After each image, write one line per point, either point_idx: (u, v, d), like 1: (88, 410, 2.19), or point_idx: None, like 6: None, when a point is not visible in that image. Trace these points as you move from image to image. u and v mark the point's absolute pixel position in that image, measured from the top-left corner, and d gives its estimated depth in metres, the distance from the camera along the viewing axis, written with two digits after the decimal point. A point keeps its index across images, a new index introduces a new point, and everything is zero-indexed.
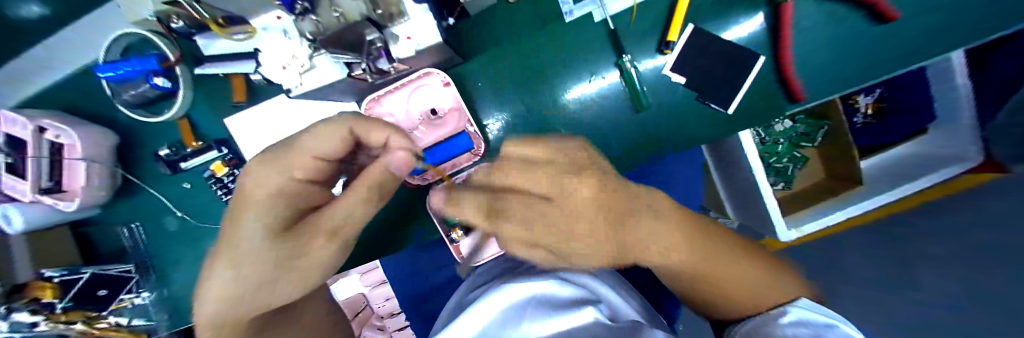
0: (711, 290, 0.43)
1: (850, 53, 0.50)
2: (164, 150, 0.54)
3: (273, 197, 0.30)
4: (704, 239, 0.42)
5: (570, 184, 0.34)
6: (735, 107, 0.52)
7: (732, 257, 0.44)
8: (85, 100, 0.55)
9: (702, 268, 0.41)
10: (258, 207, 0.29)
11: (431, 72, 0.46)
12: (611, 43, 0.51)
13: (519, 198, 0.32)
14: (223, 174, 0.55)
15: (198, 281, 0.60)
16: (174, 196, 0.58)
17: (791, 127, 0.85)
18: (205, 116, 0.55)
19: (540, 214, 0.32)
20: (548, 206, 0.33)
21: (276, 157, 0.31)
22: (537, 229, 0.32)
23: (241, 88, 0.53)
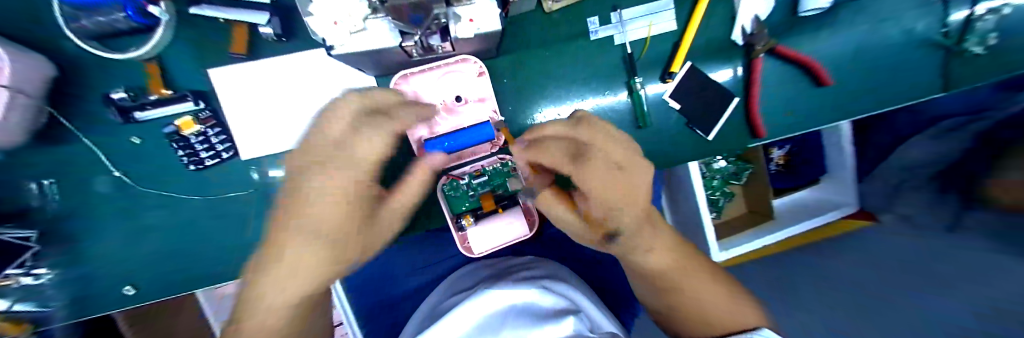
0: (676, 294, 0.49)
1: (794, 107, 0.64)
2: (119, 93, 0.45)
3: (343, 169, 0.41)
4: (677, 247, 0.52)
5: (625, 152, 0.47)
6: (713, 136, 0.62)
7: (698, 273, 0.50)
8: (36, 24, 0.44)
9: (669, 270, 0.50)
10: (344, 189, 0.41)
11: (468, 58, 0.48)
12: (624, 65, 0.58)
13: (598, 156, 0.45)
14: (192, 132, 0.47)
15: (124, 260, 0.51)
16: (117, 152, 0.48)
17: (726, 166, 1.00)
18: (186, 64, 0.47)
19: (610, 174, 0.45)
20: (618, 170, 0.46)
21: (351, 149, 0.41)
22: (612, 180, 0.45)
23: (243, 39, 0.47)
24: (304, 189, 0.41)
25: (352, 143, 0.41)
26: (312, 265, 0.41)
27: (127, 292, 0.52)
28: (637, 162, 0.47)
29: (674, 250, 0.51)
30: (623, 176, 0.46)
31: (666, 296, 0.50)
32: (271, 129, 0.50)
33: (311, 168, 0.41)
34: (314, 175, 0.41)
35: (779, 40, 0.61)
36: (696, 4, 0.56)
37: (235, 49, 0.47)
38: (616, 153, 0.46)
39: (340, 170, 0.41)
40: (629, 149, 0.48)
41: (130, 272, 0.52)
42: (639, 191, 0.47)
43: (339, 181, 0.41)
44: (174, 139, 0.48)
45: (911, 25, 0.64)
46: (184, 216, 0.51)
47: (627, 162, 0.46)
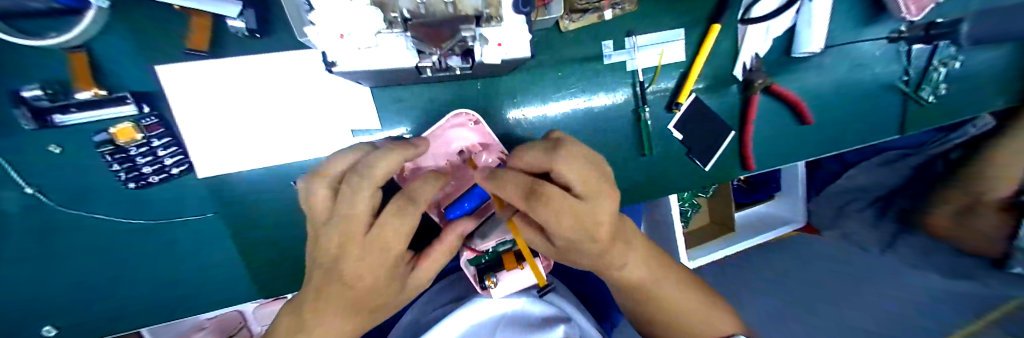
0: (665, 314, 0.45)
1: (780, 135, 0.67)
2: (33, 90, 0.35)
3: (355, 254, 0.34)
4: (647, 256, 0.44)
5: (600, 180, 0.33)
6: (710, 166, 0.64)
7: (675, 283, 0.46)
8: None
9: (642, 282, 0.43)
10: (356, 270, 0.35)
11: (462, 112, 0.44)
12: (633, 94, 0.57)
13: (553, 187, 0.32)
14: (130, 143, 0.38)
15: (39, 294, 0.42)
16: (24, 163, 0.38)
17: None
18: (123, 56, 0.38)
19: (571, 211, 0.32)
20: (577, 204, 0.32)
21: (345, 206, 0.33)
22: (567, 223, 0.32)
23: (205, 31, 0.38)
24: (332, 269, 0.36)
25: (350, 221, 0.34)
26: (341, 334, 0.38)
27: (46, 333, 0.43)
28: (606, 187, 0.33)
29: (650, 263, 0.44)
30: (583, 211, 0.32)
31: (649, 313, 0.46)
32: (242, 141, 0.42)
33: (324, 244, 0.35)
34: (325, 244, 0.35)
35: (772, 77, 0.64)
36: (704, 38, 0.56)
37: (193, 46, 0.38)
38: (575, 183, 0.32)
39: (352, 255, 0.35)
40: (604, 173, 0.35)
41: (49, 306, 0.42)
42: (606, 224, 0.34)
43: (355, 267, 0.35)
44: (107, 149, 0.39)
45: (886, 71, 0.69)
46: (120, 243, 0.43)
47: (589, 189, 0.33)
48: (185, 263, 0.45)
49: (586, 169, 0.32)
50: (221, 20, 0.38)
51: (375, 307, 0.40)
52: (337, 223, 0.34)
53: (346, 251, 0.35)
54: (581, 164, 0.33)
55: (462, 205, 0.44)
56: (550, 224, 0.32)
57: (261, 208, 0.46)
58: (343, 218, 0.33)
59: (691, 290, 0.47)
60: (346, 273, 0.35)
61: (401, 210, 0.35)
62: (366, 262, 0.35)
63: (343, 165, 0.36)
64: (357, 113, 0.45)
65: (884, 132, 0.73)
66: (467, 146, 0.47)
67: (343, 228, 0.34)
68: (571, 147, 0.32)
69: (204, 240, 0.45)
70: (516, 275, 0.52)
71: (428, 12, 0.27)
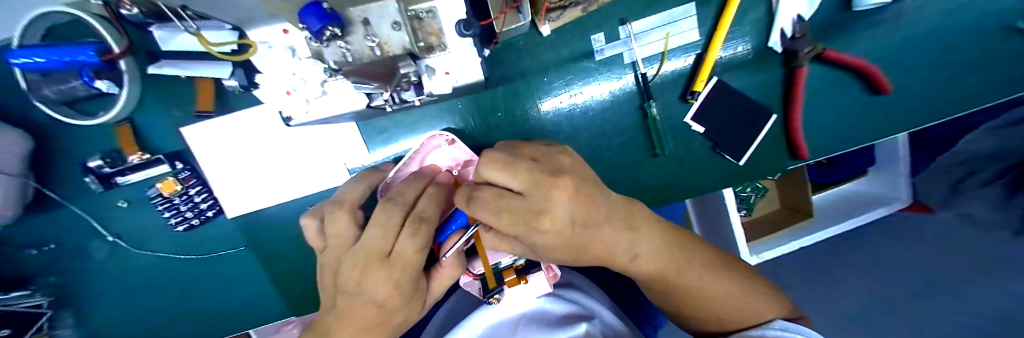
0: (678, 301, 0.40)
1: (843, 99, 0.53)
2: (95, 161, 0.43)
3: (383, 277, 0.34)
4: (664, 238, 0.38)
5: (536, 173, 0.30)
6: (745, 161, 0.53)
7: (693, 266, 0.39)
8: None
9: (645, 271, 0.38)
10: (384, 292, 0.35)
11: (436, 134, 0.42)
12: (637, 88, 0.50)
13: (486, 191, 0.31)
14: (174, 193, 0.45)
15: (134, 316, 0.51)
16: (102, 216, 0.47)
17: None
18: (158, 121, 0.45)
19: (510, 210, 0.30)
20: (515, 201, 0.30)
21: (374, 227, 0.34)
22: (508, 221, 0.30)
23: (209, 91, 0.43)
24: (356, 294, 0.36)
25: (373, 244, 0.34)
26: None
27: None
28: (546, 181, 0.30)
29: (663, 249, 0.37)
30: (523, 208, 0.30)
31: (658, 297, 0.42)
32: (253, 187, 0.47)
33: (346, 270, 0.35)
34: (346, 273, 0.35)
35: (825, 42, 0.51)
36: (723, 9, 0.47)
37: (202, 108, 0.44)
38: (509, 181, 0.30)
39: (379, 279, 0.34)
40: (546, 165, 0.32)
41: (144, 328, 0.52)
42: (553, 219, 0.30)
43: (379, 288, 0.34)
44: (158, 200, 0.46)
45: (1007, 8, 0.50)
46: (178, 272, 0.51)
47: (526, 184, 0.30)
48: (230, 289, 0.52)
49: (519, 167, 0.30)
50: (219, 81, 0.43)
51: (398, 324, 0.40)
52: (365, 245, 0.34)
53: (369, 275, 0.34)
54: (515, 162, 0.31)
55: (451, 226, 0.42)
56: (491, 224, 0.32)
57: (283, 241, 0.51)
58: (370, 242, 0.34)
59: (714, 273, 0.39)
60: (374, 295, 0.35)
61: (418, 232, 0.34)
62: (390, 281, 0.35)
63: (356, 193, 0.41)
64: (345, 147, 0.47)
65: (1015, 88, 0.53)
66: (446, 165, 0.46)
67: (369, 252, 0.34)
68: (491, 153, 0.32)
69: (242, 270, 0.52)
70: (520, 289, 0.52)
71: (354, 58, 0.26)
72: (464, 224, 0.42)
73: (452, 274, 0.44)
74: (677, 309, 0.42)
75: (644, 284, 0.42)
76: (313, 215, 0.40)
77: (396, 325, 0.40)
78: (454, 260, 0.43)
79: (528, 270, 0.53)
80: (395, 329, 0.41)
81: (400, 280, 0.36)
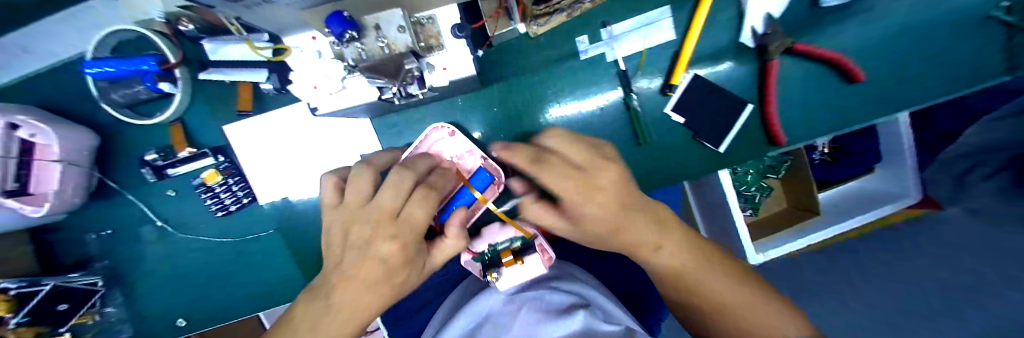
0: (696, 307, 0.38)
1: (816, 89, 0.57)
2: (151, 154, 0.50)
3: (390, 234, 0.37)
4: (691, 244, 0.38)
5: (596, 153, 0.38)
6: (725, 148, 0.57)
7: (716, 271, 0.37)
8: (74, 101, 0.51)
9: (666, 267, 0.38)
10: (389, 250, 0.37)
11: (440, 125, 0.50)
12: (620, 83, 0.56)
13: (552, 156, 0.37)
14: (215, 182, 0.52)
15: (173, 296, 0.58)
16: (153, 203, 0.54)
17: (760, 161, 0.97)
18: (203, 119, 0.52)
19: (563, 174, 0.35)
20: (569, 171, 0.36)
21: (386, 188, 0.38)
22: (560, 184, 0.35)
23: (248, 95, 0.51)
24: (363, 252, 0.37)
25: (386, 203, 0.38)
26: (375, 308, 0.39)
27: (178, 324, 0.58)
28: (603, 161, 0.37)
29: (687, 249, 0.38)
30: (583, 176, 0.36)
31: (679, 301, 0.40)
32: (281, 176, 0.54)
33: (359, 228, 0.38)
34: (358, 229, 0.38)
35: (796, 37, 0.55)
36: (695, 10, 0.52)
37: (242, 107, 0.51)
38: (574, 153, 0.37)
39: (385, 237, 0.37)
40: (599, 151, 0.39)
41: (181, 306, 0.58)
42: (605, 190, 0.35)
43: (386, 246, 0.37)
44: (201, 189, 0.53)
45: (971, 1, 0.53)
46: (214, 255, 0.57)
47: (585, 161, 0.37)
48: (257, 271, 0.58)
49: (579, 149, 0.38)
50: (257, 85, 0.51)
51: (396, 292, 0.41)
52: (377, 205, 0.38)
53: (379, 233, 0.37)
54: (580, 143, 0.39)
55: (455, 203, 0.50)
56: (549, 186, 0.37)
57: (307, 226, 0.57)
58: (383, 201, 0.38)
59: (735, 283, 0.36)
60: (380, 253, 0.37)
61: (427, 196, 0.40)
62: (397, 240, 0.37)
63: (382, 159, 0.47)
64: (361, 140, 0.54)
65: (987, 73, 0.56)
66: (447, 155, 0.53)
67: (382, 211, 0.38)
68: (562, 132, 0.40)
69: (269, 251, 0.58)
70: (516, 270, 0.57)
71: (368, 56, 0.32)
72: (467, 202, 0.50)
73: (451, 249, 0.47)
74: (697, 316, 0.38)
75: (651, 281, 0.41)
76: (332, 180, 0.45)
77: (395, 292, 0.41)
78: (457, 233, 0.45)
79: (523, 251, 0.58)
80: (393, 298, 0.42)
81: (407, 242, 0.38)
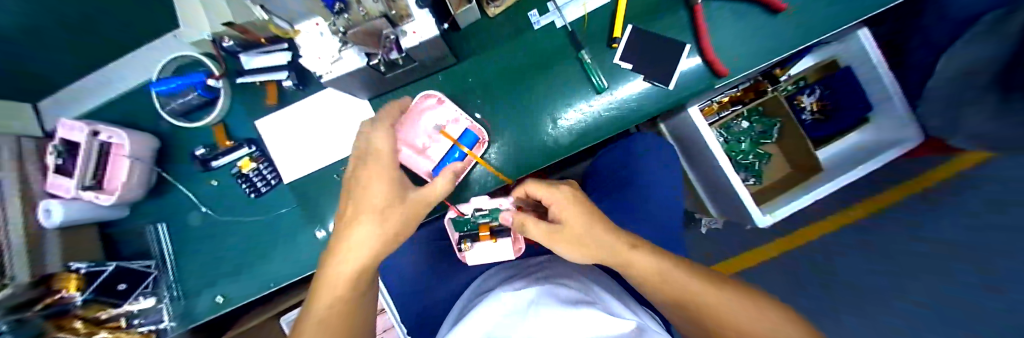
0: (712, 325, 0.43)
1: (747, 24, 0.65)
2: (200, 149, 0.64)
3: (384, 166, 0.49)
4: (683, 268, 0.47)
5: (576, 197, 0.52)
6: (674, 85, 0.64)
7: (716, 288, 0.45)
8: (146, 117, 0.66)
9: (661, 291, 0.46)
10: (382, 179, 0.48)
11: (430, 93, 0.64)
12: (571, 44, 0.66)
13: (554, 205, 0.51)
14: (250, 169, 0.64)
15: (212, 276, 0.67)
16: (200, 192, 0.66)
17: (749, 127, 1.31)
18: (240, 117, 0.65)
19: (572, 218, 0.50)
20: (565, 208, 0.51)
21: (376, 131, 0.51)
22: (573, 224, 0.49)
23: (274, 92, 0.64)
24: (365, 185, 0.48)
25: (380, 144, 0.50)
26: (376, 240, 0.45)
27: (217, 301, 0.66)
28: (567, 200, 0.51)
29: (678, 271, 0.46)
30: (568, 217, 0.50)
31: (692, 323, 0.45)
32: (299, 156, 0.64)
33: (360, 169, 0.49)
34: (359, 174, 0.49)
35: None
36: None
37: (270, 101, 0.64)
38: (547, 193, 0.52)
39: (380, 171, 0.48)
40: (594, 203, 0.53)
41: (218, 285, 0.67)
42: (570, 214, 0.50)
43: (379, 177, 0.48)
44: (238, 176, 0.65)
45: None
46: (245, 236, 0.67)
47: (571, 198, 0.52)
48: (283, 248, 0.66)
49: (555, 188, 0.52)
50: (280, 83, 0.63)
51: (394, 234, 0.47)
52: (373, 152, 0.50)
53: (376, 171, 0.48)
54: (552, 185, 0.53)
55: (454, 154, 0.64)
56: (543, 236, 0.51)
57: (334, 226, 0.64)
58: (378, 146, 0.50)
59: (744, 305, 0.43)
60: (372, 182, 0.48)
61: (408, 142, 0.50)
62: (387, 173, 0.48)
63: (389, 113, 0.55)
64: (361, 119, 0.65)
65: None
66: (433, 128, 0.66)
67: (377, 153, 0.50)
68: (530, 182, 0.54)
69: (291, 226, 0.67)
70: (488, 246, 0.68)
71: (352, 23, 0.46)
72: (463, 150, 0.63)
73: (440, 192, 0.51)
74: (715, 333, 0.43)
75: (667, 309, 0.47)
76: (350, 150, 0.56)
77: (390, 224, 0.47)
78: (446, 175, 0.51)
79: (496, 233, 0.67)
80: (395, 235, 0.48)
81: (393, 178, 0.49)
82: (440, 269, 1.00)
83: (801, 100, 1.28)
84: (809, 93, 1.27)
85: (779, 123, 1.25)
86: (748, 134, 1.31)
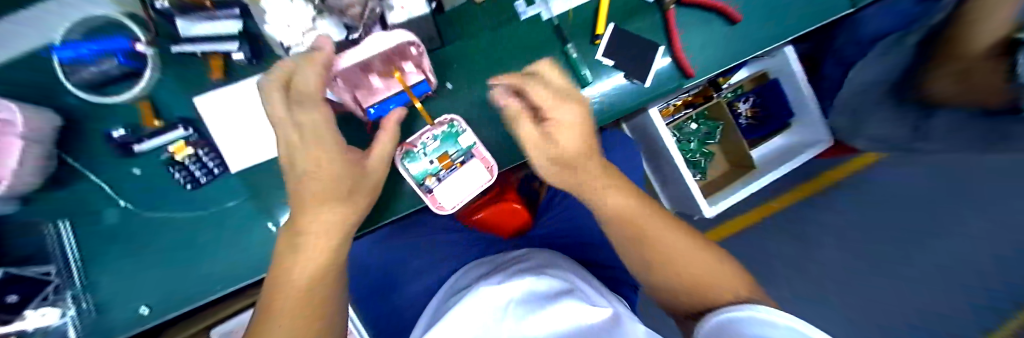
0: (654, 254, 0.55)
1: (712, 31, 0.71)
2: (119, 131, 0.52)
3: (311, 137, 0.45)
4: (632, 196, 0.59)
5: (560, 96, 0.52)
6: (650, 83, 0.69)
7: (661, 222, 0.58)
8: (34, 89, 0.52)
9: (616, 209, 0.57)
10: (318, 154, 0.45)
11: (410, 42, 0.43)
12: (557, 37, 0.67)
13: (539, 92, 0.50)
14: (185, 155, 0.53)
15: (138, 283, 0.55)
16: (119, 182, 0.54)
17: (698, 128, 1.44)
18: (173, 94, 0.54)
19: (556, 120, 0.52)
20: (547, 104, 0.51)
21: (293, 90, 0.43)
22: (555, 126, 0.52)
23: (219, 66, 0.54)
24: (298, 161, 0.45)
25: (308, 116, 0.44)
26: (332, 218, 0.48)
27: (143, 312, 0.55)
28: (560, 101, 0.52)
29: (630, 199, 0.58)
30: (552, 117, 0.52)
31: (641, 251, 0.56)
32: (251, 141, 0.55)
33: (291, 144, 0.45)
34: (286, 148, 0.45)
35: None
36: None
37: (214, 76, 0.54)
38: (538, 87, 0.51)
39: (309, 144, 0.45)
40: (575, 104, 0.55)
41: (147, 293, 0.55)
42: (553, 122, 0.52)
43: (309, 146, 0.45)
44: (172, 164, 0.54)
45: None
46: (184, 235, 0.56)
47: (559, 97, 0.52)
48: (235, 250, 0.57)
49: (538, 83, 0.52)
50: (228, 56, 0.54)
51: (347, 208, 0.48)
52: (294, 121, 0.44)
53: (305, 143, 0.45)
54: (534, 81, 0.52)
55: (388, 106, 0.53)
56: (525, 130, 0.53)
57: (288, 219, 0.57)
58: (300, 113, 0.44)
59: (677, 234, 0.57)
60: (301, 156, 0.45)
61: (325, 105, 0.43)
62: (316, 141, 0.45)
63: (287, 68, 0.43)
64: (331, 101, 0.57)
65: (835, 10, 0.74)
66: (382, 68, 0.49)
67: (310, 121, 0.44)
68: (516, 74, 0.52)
69: (243, 222, 0.57)
70: (457, 177, 0.58)
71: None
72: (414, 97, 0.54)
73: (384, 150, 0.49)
74: (657, 264, 0.55)
75: (621, 240, 0.58)
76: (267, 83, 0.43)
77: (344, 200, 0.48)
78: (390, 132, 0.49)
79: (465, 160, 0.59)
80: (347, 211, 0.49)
81: (329, 149, 0.46)
82: (413, 266, 0.96)
83: (738, 105, 1.39)
84: (744, 99, 1.39)
85: (722, 125, 1.40)
86: (696, 134, 1.45)
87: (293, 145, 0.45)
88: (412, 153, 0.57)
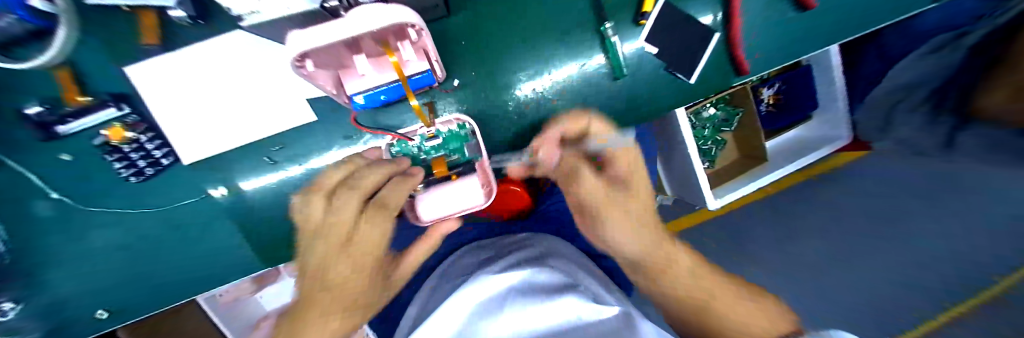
0: (707, 303, 0.54)
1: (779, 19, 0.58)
2: (35, 107, 0.41)
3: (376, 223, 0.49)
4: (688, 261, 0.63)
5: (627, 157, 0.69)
6: (695, 80, 0.58)
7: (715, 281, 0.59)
8: None
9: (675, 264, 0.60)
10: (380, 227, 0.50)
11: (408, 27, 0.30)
12: (592, 13, 0.54)
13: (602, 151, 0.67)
14: (122, 140, 0.43)
15: (92, 283, 0.48)
16: (45, 171, 0.44)
17: (714, 114, 1.16)
18: (97, 59, 0.42)
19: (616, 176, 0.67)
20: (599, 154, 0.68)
21: (361, 174, 0.48)
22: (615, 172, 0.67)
23: (153, 25, 0.42)
24: (349, 243, 0.49)
25: (357, 209, 0.49)
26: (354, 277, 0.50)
27: (101, 315, 0.49)
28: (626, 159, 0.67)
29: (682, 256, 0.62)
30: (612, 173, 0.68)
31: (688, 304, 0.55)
32: (216, 128, 0.46)
33: (340, 229, 0.49)
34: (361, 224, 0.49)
35: None
36: None
37: (146, 40, 0.43)
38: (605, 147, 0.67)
39: (373, 221, 0.49)
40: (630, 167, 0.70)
41: (106, 295, 0.49)
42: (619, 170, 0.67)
43: (373, 223, 0.49)
44: (107, 150, 0.44)
45: None
46: (139, 234, 0.48)
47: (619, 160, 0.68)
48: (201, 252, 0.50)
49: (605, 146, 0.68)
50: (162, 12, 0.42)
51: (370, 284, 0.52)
52: (363, 239, 0.49)
53: (350, 244, 0.49)
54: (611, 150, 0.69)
55: (380, 96, 0.42)
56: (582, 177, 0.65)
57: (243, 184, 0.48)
58: (374, 206, 0.48)
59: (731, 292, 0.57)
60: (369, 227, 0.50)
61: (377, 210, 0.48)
62: (375, 225, 0.50)
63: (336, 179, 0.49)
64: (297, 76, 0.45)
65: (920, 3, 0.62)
66: (372, 47, 0.36)
67: (372, 210, 0.48)
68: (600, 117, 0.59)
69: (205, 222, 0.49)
70: (446, 192, 0.48)
71: None
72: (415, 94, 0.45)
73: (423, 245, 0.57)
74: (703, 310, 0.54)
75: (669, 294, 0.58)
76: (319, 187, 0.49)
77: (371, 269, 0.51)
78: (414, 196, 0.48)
79: (464, 173, 0.50)
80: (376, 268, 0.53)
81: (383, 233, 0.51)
82: None
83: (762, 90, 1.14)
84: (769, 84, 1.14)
85: (742, 112, 1.15)
86: (712, 121, 1.17)
87: (344, 213, 0.48)
88: (405, 146, 0.50)
